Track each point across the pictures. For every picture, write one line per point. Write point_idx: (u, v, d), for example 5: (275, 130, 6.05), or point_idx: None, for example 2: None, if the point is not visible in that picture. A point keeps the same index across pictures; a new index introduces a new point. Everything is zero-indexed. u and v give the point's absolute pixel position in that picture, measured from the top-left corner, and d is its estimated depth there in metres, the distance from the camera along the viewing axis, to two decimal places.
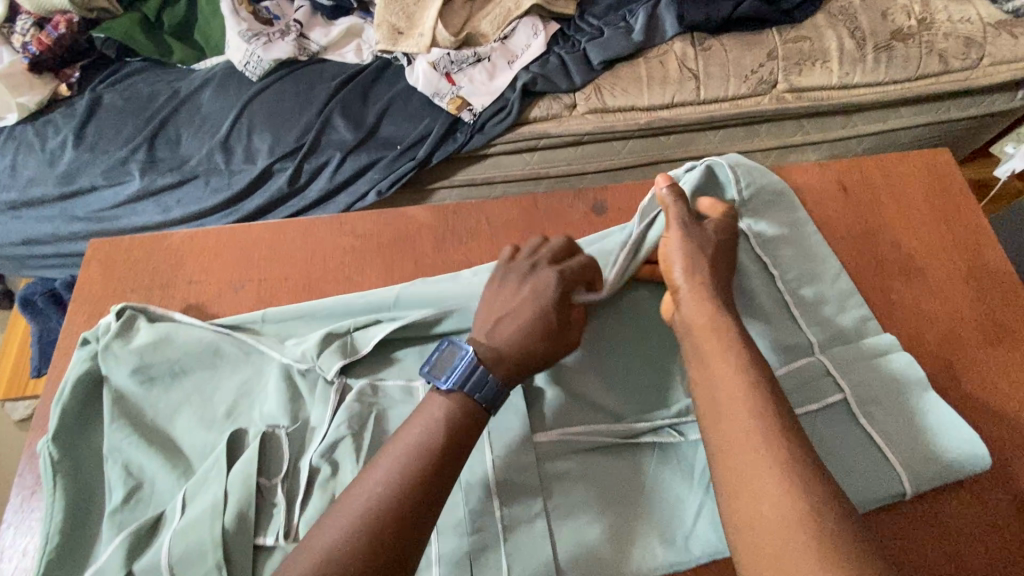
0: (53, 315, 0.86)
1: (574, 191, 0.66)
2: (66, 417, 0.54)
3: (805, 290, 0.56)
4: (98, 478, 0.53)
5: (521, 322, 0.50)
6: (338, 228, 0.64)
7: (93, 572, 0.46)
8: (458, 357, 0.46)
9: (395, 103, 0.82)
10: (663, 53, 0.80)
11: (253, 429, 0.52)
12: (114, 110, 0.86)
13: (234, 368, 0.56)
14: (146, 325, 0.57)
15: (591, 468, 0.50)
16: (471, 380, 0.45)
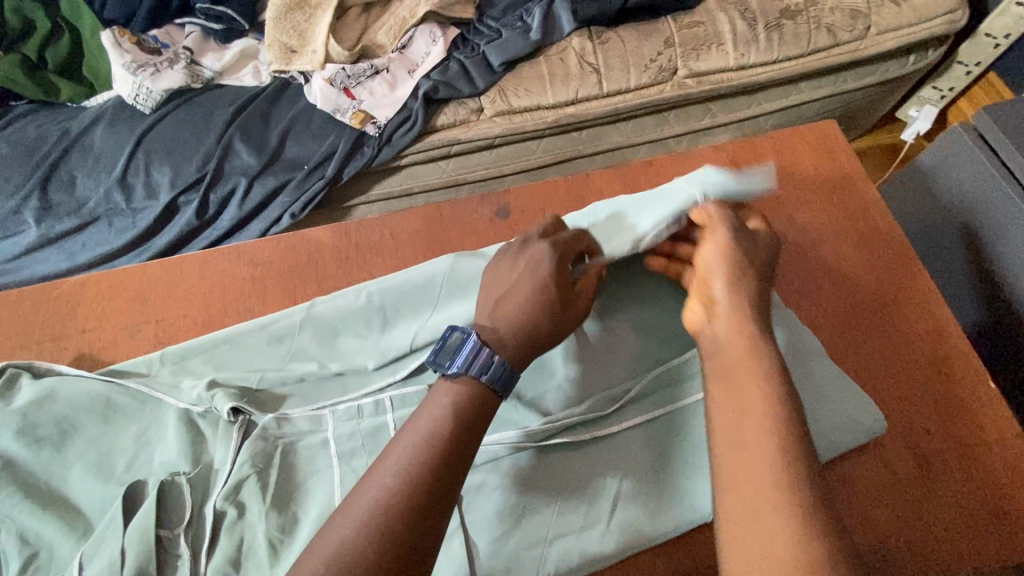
0: None
1: (478, 195, 0.65)
2: None
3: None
4: None
5: (522, 297, 0.47)
6: (238, 259, 0.62)
7: None
8: (459, 340, 0.44)
9: (297, 122, 0.80)
10: (562, 49, 0.80)
11: (153, 480, 0.50)
12: (0, 156, 0.81)
13: (132, 418, 0.55)
14: (29, 382, 0.55)
15: (505, 477, 0.49)
16: (474, 360, 0.43)
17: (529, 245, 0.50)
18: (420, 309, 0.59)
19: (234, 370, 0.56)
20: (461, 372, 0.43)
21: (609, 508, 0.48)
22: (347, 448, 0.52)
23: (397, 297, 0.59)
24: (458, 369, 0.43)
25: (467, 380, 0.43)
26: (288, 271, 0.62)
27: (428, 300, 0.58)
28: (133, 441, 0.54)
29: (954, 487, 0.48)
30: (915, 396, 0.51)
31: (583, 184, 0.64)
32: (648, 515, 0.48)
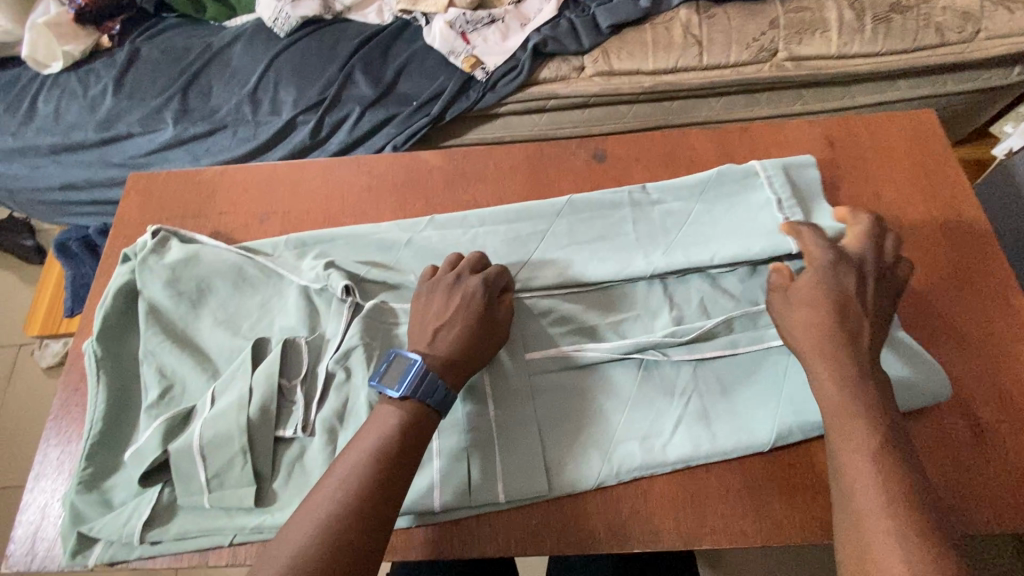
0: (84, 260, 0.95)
1: (577, 140, 0.69)
2: (109, 321, 0.60)
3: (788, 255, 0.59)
4: (134, 380, 0.59)
5: (460, 329, 0.53)
6: (357, 168, 0.70)
7: (134, 450, 0.53)
8: (406, 366, 0.49)
9: (412, 61, 0.87)
10: (669, 19, 0.84)
11: (275, 339, 0.58)
12: (152, 62, 0.94)
13: (258, 289, 0.63)
14: (178, 244, 0.64)
15: (579, 383, 0.56)
16: (422, 383, 0.48)
17: (461, 280, 0.56)
18: (514, 234, 0.64)
19: (349, 258, 0.63)
20: (410, 394, 0.48)
21: (674, 424, 0.53)
22: None
23: (499, 219, 0.64)
24: (408, 393, 0.48)
25: (414, 400, 0.48)
26: (400, 185, 0.68)
27: (526, 223, 0.64)
28: (257, 309, 0.62)
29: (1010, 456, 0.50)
30: (983, 372, 0.54)
31: (679, 140, 0.68)
32: (708, 434, 0.52)
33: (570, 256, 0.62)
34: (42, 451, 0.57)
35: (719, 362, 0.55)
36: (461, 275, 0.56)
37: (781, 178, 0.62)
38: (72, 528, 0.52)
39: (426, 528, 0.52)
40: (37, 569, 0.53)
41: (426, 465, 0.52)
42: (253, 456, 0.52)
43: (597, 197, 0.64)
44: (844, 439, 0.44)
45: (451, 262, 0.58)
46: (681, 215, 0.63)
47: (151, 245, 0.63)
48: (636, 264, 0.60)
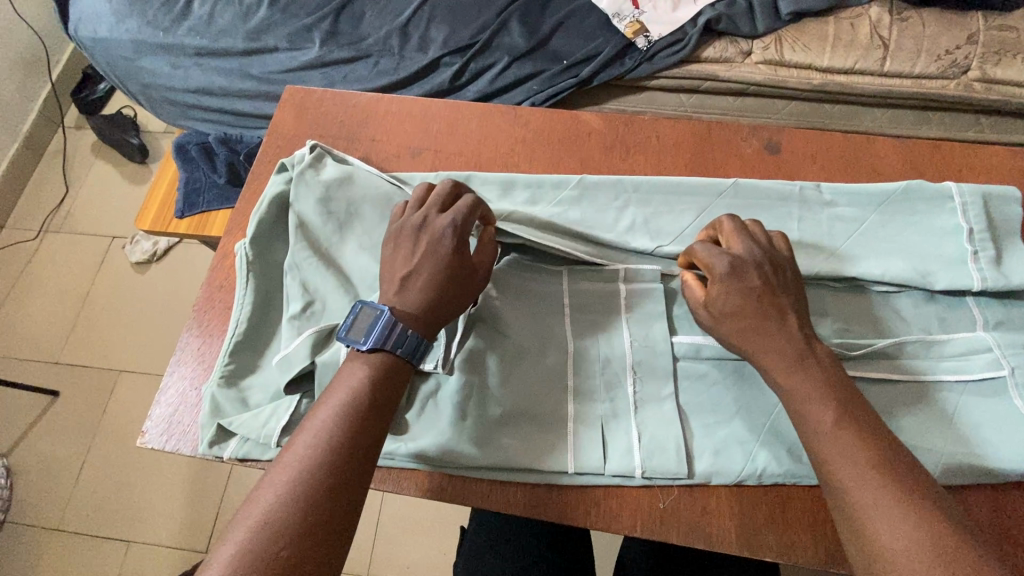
0: (200, 165, 0.98)
1: (748, 126, 0.65)
2: (262, 227, 0.60)
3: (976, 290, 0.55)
4: (277, 289, 0.60)
5: (427, 279, 0.49)
6: (515, 119, 0.68)
7: (284, 357, 0.53)
8: (373, 316, 0.47)
9: (570, 19, 0.84)
10: (856, 15, 0.79)
11: None
12: None
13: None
14: (334, 163, 0.64)
15: (729, 377, 0.53)
16: (388, 335, 0.47)
17: (428, 222, 0.51)
18: (670, 210, 0.60)
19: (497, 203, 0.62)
20: (377, 345, 0.47)
21: None
22: (580, 303, 0.56)
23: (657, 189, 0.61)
24: (376, 345, 0.46)
25: (382, 351, 0.47)
26: (556, 142, 0.66)
27: (685, 200, 0.60)
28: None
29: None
30: None
31: (861, 146, 0.63)
32: None
33: None
34: (183, 339, 0.59)
35: (883, 384, 0.52)
36: (428, 216, 0.52)
37: (979, 206, 0.57)
38: (211, 418, 0.53)
39: (552, 490, 0.51)
40: (172, 450, 0.54)
41: (560, 426, 0.51)
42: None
43: (767, 185, 0.60)
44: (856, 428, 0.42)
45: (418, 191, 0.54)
46: (857, 223, 0.58)
47: (307, 160, 0.63)
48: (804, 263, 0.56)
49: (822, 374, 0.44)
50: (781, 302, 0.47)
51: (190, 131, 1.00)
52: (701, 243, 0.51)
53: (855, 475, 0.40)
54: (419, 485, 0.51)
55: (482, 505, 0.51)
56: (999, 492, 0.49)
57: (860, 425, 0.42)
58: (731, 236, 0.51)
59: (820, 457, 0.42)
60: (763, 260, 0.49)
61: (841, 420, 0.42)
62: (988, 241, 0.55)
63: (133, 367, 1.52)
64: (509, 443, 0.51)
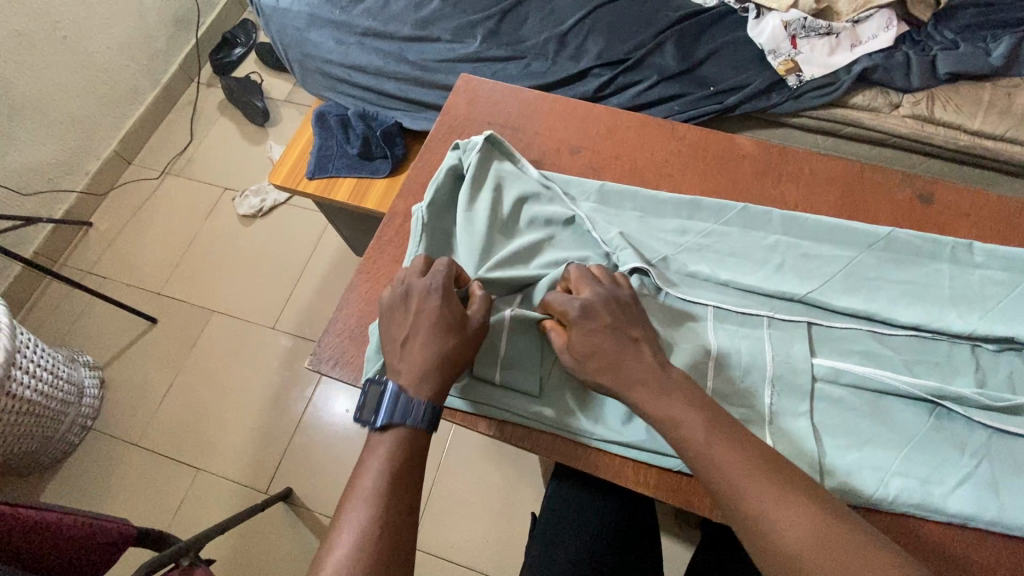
0: (332, 133, 1.06)
1: (902, 174, 0.68)
2: (437, 197, 0.66)
3: None
4: (440, 254, 0.65)
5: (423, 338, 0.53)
6: (672, 134, 0.72)
7: None
8: (380, 392, 0.52)
9: (724, 49, 0.89)
10: (1015, 85, 0.80)
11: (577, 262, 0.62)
12: None
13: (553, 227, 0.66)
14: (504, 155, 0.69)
15: (866, 404, 0.55)
16: (398, 409, 0.50)
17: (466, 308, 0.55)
18: (817, 245, 0.63)
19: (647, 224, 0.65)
20: (387, 422, 0.50)
21: (959, 479, 0.51)
22: (724, 312, 0.59)
23: (807, 230, 0.63)
24: (388, 419, 0.50)
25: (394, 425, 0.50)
26: (710, 160, 0.70)
27: (833, 245, 0.62)
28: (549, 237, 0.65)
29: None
30: None
31: (1016, 210, 0.64)
32: (994, 505, 0.50)
33: (877, 290, 0.60)
34: (351, 282, 0.64)
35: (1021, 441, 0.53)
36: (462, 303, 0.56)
37: None
38: (375, 355, 0.58)
39: (682, 477, 0.53)
40: (333, 378, 0.60)
41: None
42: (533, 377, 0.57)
43: (918, 242, 0.62)
44: (714, 430, 0.48)
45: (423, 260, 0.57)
46: (1005, 286, 0.59)
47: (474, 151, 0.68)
48: (951, 318, 0.58)
49: (676, 389, 0.50)
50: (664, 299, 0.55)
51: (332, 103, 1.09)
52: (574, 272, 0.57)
53: (739, 472, 0.46)
54: (555, 447, 0.55)
55: (614, 480, 0.54)
56: None
57: (721, 430, 0.48)
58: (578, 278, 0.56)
59: (701, 460, 0.47)
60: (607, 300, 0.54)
61: (705, 430, 0.48)
62: None
63: (225, 309, 1.64)
64: (650, 426, 0.54)
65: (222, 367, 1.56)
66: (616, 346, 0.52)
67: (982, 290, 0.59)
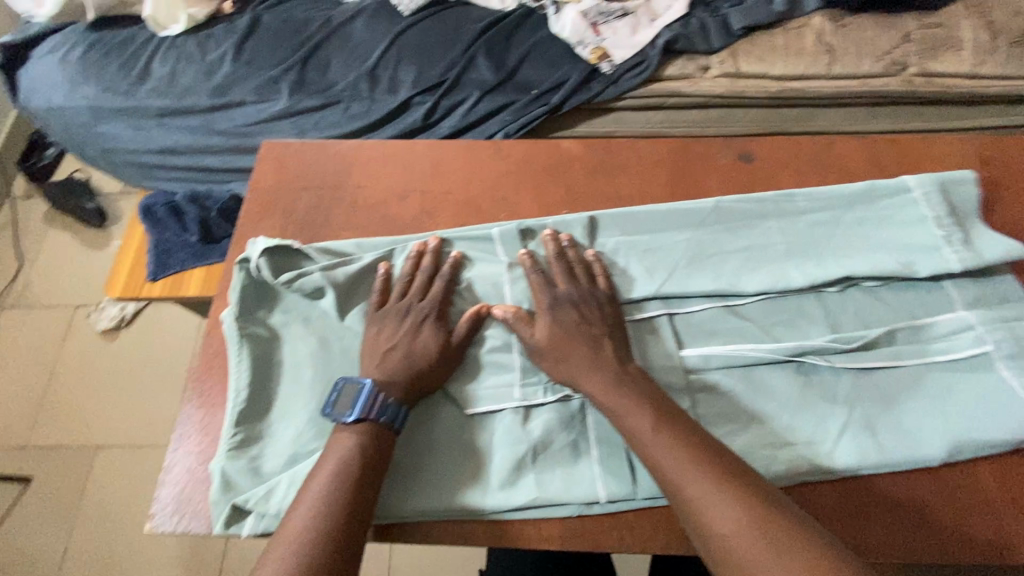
0: (166, 224, 0.94)
1: (721, 139, 0.69)
2: (245, 301, 0.59)
3: (952, 279, 0.57)
4: (272, 369, 0.57)
5: (408, 358, 0.54)
6: (496, 153, 0.69)
7: (295, 440, 0.54)
8: (355, 390, 0.51)
9: (536, 49, 0.87)
10: (801, 25, 0.84)
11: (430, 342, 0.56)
12: (271, 33, 0.97)
13: (352, 302, 0.59)
14: (317, 245, 0.62)
15: (738, 380, 0.55)
16: (372, 405, 0.50)
17: (411, 308, 0.57)
18: (656, 235, 0.63)
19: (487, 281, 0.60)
20: (362, 416, 0.49)
21: (839, 431, 0.52)
22: None
23: (644, 225, 0.63)
24: (362, 415, 0.49)
25: (366, 421, 0.50)
26: (541, 172, 0.67)
27: (670, 232, 0.62)
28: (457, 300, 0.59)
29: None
30: None
31: (827, 147, 0.67)
32: (876, 445, 0.51)
33: (722, 264, 0.60)
34: (185, 412, 0.56)
35: (879, 372, 0.54)
36: (410, 302, 0.58)
37: (949, 193, 0.60)
38: (224, 494, 0.51)
39: (584, 520, 0.50)
40: (184, 531, 0.52)
41: (586, 457, 0.52)
42: (404, 447, 0.52)
43: (745, 204, 0.63)
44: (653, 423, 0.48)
45: (410, 262, 0.60)
46: (832, 223, 0.61)
47: (263, 257, 0.59)
48: (795, 272, 0.59)
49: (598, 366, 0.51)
50: (596, 331, 0.54)
51: (157, 192, 0.97)
52: (536, 274, 0.59)
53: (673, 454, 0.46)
54: (452, 532, 0.50)
55: (517, 545, 0.50)
56: (1009, 462, 0.51)
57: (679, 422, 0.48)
58: (535, 288, 0.58)
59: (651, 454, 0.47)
60: (578, 299, 0.56)
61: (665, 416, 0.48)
62: (955, 221, 0.59)
63: (112, 440, 1.44)
64: (540, 477, 0.51)
65: (125, 505, 1.37)
66: (581, 326, 0.54)
67: (820, 235, 0.61)
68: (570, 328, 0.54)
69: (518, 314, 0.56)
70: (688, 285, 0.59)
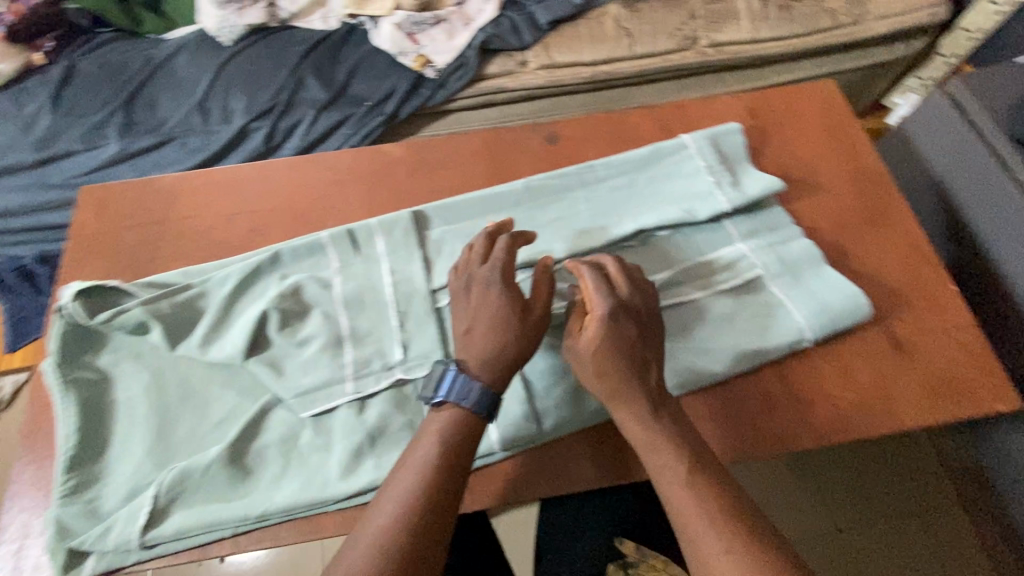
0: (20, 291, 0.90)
1: (530, 125, 0.75)
2: (65, 348, 0.58)
3: (727, 218, 0.66)
4: (106, 411, 0.58)
5: (490, 335, 0.51)
6: (320, 165, 0.71)
7: (135, 475, 0.55)
8: (443, 370, 0.50)
9: (362, 64, 0.90)
10: (600, 14, 0.92)
11: (263, 355, 0.58)
12: (91, 78, 0.94)
13: (183, 332, 0.60)
14: (141, 282, 0.62)
15: (555, 339, 0.60)
16: (458, 388, 0.49)
17: (472, 279, 0.54)
18: (475, 220, 0.67)
19: (315, 288, 0.62)
20: (445, 398, 0.49)
21: None
22: (405, 309, 0.60)
23: (464, 212, 0.67)
24: (445, 397, 0.49)
25: (449, 404, 0.49)
26: (365, 178, 0.71)
27: (488, 215, 0.68)
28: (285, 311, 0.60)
29: (936, 356, 0.60)
30: (900, 294, 0.63)
31: (621, 120, 0.74)
32: (674, 370, 0.57)
33: (537, 237, 0.66)
34: (16, 471, 0.56)
35: (675, 308, 0.61)
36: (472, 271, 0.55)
37: (719, 143, 0.69)
38: (61, 542, 0.52)
39: None
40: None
41: (421, 434, 0.55)
42: (245, 459, 0.55)
43: (552, 180, 0.69)
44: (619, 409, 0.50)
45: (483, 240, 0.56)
46: (627, 186, 0.68)
47: (80, 303, 0.59)
48: (597, 233, 0.65)
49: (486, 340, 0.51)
50: (633, 342, 0.51)
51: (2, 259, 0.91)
52: (590, 271, 0.54)
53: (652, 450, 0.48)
54: (302, 529, 0.53)
55: (366, 527, 0.53)
56: (789, 366, 0.59)
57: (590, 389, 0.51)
58: (592, 291, 0.53)
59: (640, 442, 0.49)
60: (618, 311, 0.52)
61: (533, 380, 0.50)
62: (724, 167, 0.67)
63: None
64: (378, 461, 0.53)
65: None
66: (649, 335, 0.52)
67: (617, 198, 0.68)
68: (632, 342, 0.51)
69: (539, 292, 0.53)
70: None
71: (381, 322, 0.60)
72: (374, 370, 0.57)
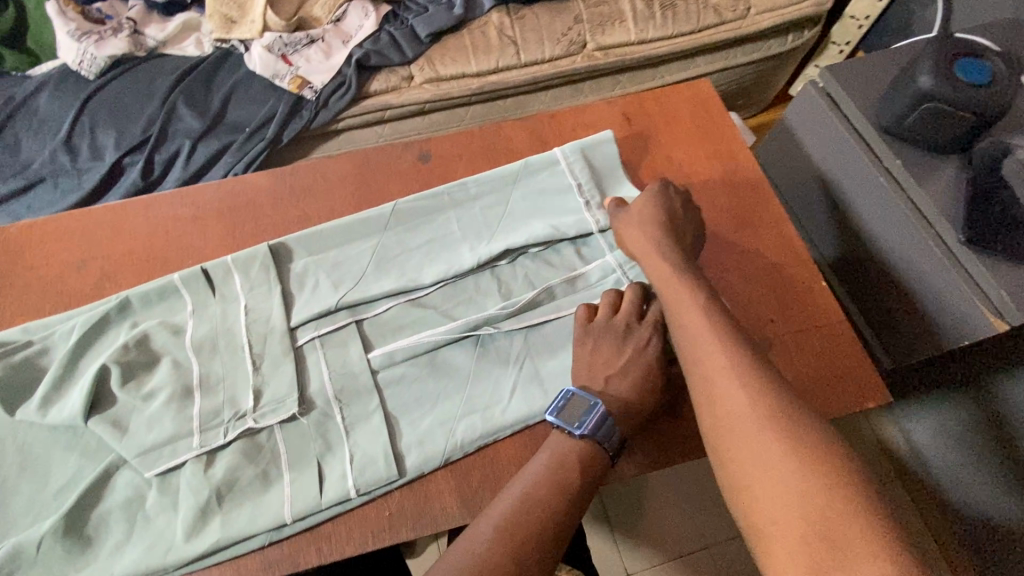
0: None
1: (403, 143, 0.72)
2: None
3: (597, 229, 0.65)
4: None
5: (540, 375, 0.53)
6: (178, 201, 0.68)
7: None
8: (588, 403, 0.51)
9: (238, 88, 0.87)
10: (483, 23, 0.90)
11: (104, 413, 0.54)
12: None
13: (20, 395, 0.55)
14: None
15: (420, 369, 0.58)
16: (601, 425, 0.50)
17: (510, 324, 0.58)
18: (339, 248, 0.64)
19: (163, 335, 0.58)
20: (587, 432, 0.50)
21: (511, 389, 0.56)
22: (261, 350, 0.57)
23: (328, 240, 0.64)
24: (585, 431, 0.50)
25: (590, 438, 0.50)
26: (227, 211, 0.67)
27: (355, 242, 0.64)
28: (131, 362, 0.56)
29: (804, 358, 0.59)
30: (768, 296, 0.62)
31: (495, 133, 0.72)
32: (541, 392, 0.56)
33: (405, 262, 0.63)
34: None
35: (544, 327, 0.60)
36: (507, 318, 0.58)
37: (588, 153, 0.67)
38: None
39: (281, 543, 0.51)
40: None
41: (276, 483, 0.52)
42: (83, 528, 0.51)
43: (420, 201, 0.66)
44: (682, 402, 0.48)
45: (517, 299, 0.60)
46: (498, 202, 0.66)
47: None
48: (465, 254, 0.63)
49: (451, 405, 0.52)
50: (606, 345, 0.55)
51: None
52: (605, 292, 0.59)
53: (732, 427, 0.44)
54: None
55: None
56: None
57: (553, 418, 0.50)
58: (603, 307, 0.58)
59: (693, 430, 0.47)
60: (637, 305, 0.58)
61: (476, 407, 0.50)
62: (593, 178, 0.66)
63: None
64: (228, 516, 0.51)
65: None
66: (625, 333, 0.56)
67: (488, 215, 0.66)
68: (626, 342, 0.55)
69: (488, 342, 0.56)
70: (368, 289, 0.61)
71: (234, 368, 0.57)
72: (225, 420, 0.54)
